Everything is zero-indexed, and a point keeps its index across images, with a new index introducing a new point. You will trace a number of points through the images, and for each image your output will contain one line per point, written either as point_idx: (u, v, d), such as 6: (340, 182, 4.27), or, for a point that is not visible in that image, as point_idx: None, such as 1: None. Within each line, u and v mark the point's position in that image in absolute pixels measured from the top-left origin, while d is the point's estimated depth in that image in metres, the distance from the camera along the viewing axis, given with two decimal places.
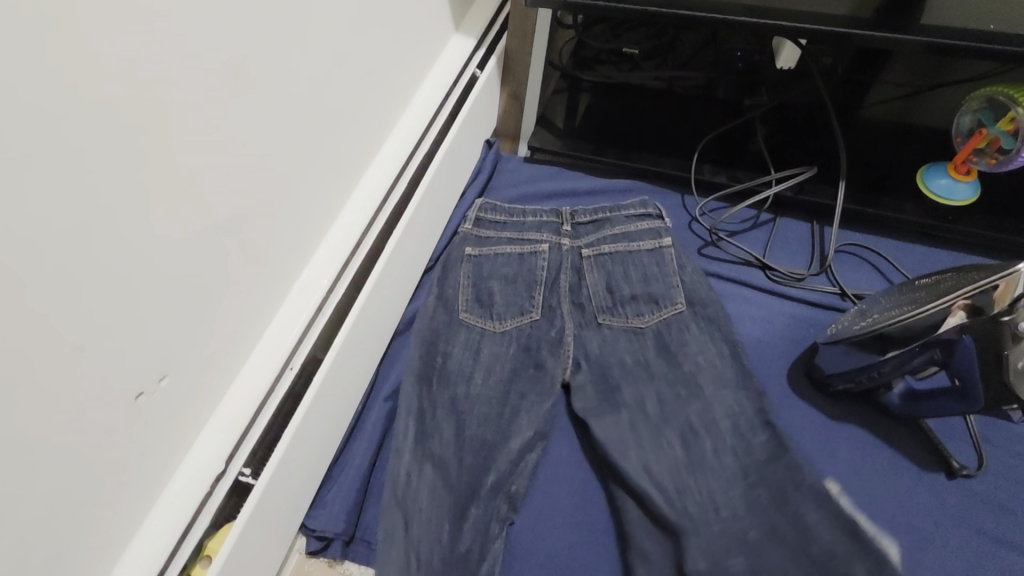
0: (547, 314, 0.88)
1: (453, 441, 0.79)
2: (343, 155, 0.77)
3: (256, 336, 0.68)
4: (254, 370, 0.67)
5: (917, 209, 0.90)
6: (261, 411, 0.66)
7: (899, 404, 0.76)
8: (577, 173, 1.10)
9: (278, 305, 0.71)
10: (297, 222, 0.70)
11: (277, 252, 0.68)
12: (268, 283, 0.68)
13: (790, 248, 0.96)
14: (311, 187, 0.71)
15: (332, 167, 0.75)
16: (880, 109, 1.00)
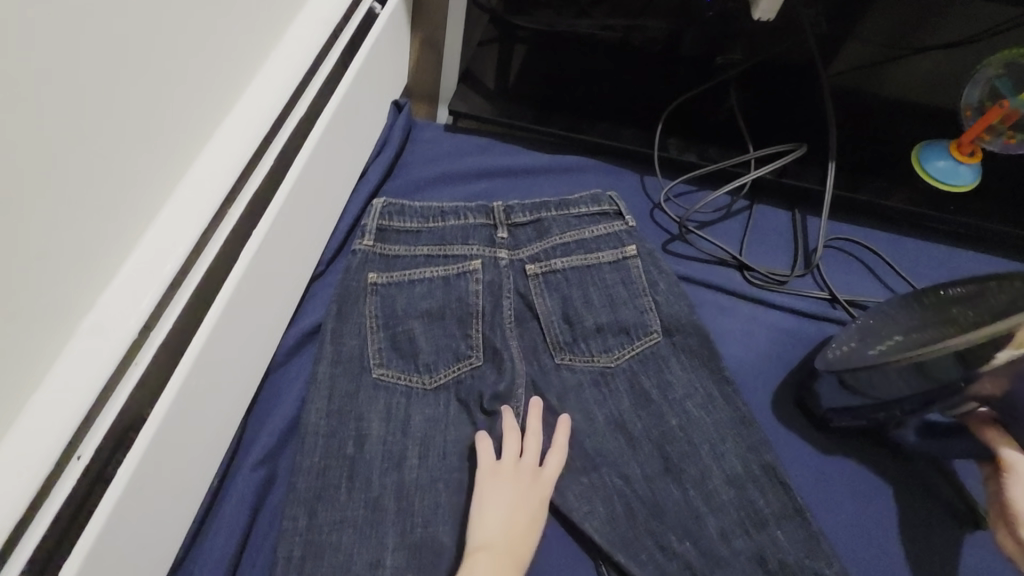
0: (489, 356, 0.69)
1: (360, 539, 0.60)
2: (161, 130, 0.51)
3: (11, 412, 0.44)
4: (16, 470, 0.43)
5: (914, 195, 0.77)
6: (29, 526, 0.44)
7: (915, 442, 0.65)
8: (512, 145, 0.87)
9: (52, 357, 0.47)
10: (78, 232, 0.45)
11: (38, 280, 0.43)
12: (24, 327, 0.43)
13: (770, 245, 0.78)
14: (99, 173, 0.45)
15: (140, 143, 0.49)
16: (846, 76, 0.83)
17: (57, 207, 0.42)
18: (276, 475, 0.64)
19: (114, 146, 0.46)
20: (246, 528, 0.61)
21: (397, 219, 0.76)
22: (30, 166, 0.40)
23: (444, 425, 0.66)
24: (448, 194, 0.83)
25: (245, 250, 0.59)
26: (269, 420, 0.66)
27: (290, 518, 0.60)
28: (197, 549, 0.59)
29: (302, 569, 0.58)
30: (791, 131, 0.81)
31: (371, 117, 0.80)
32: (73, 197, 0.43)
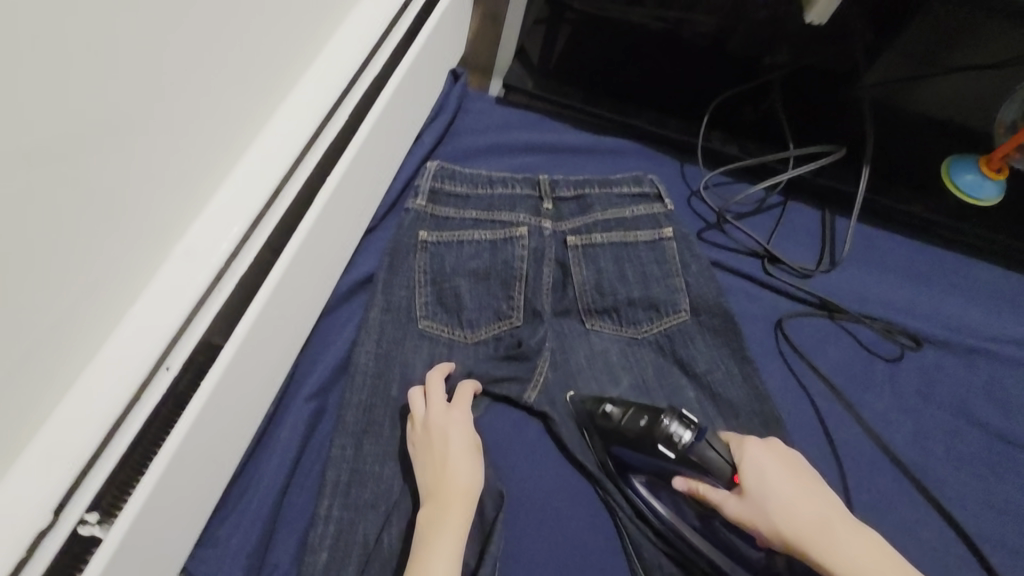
0: (528, 318, 0.74)
1: (400, 471, 0.65)
2: (253, 75, 0.55)
3: (113, 318, 0.49)
4: (120, 370, 0.48)
5: (938, 206, 0.81)
6: (126, 421, 0.49)
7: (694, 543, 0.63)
8: (560, 123, 0.90)
9: (149, 276, 0.51)
10: (180, 161, 0.50)
11: (147, 200, 0.47)
12: (135, 240, 0.48)
13: (797, 241, 0.82)
14: (201, 107, 0.50)
15: (236, 86, 0.53)
16: (879, 88, 0.85)
17: (168, 134, 0.47)
18: (325, 409, 0.69)
19: (216, 84, 0.51)
20: (297, 454, 0.65)
21: (448, 183, 0.80)
22: (156, 90, 0.45)
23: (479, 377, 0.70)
24: (497, 164, 0.87)
25: (318, 196, 0.64)
26: (322, 359, 0.71)
27: (338, 447, 0.65)
28: (252, 467, 0.65)
29: (346, 495, 0.63)
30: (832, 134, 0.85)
31: (432, 84, 0.83)
32: (182, 123, 0.48)
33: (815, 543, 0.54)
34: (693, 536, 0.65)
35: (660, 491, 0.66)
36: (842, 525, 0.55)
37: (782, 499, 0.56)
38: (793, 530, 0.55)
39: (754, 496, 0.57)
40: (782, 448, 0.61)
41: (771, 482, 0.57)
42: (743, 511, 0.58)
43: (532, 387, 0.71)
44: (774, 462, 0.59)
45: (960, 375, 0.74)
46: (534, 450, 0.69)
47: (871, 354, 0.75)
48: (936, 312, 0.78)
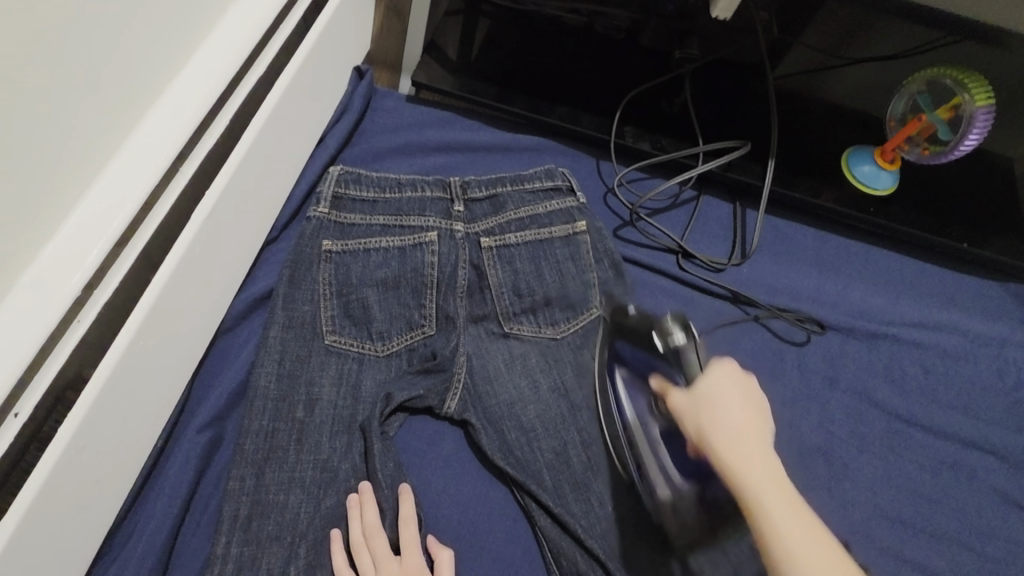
0: (442, 326, 0.71)
1: (307, 498, 0.62)
2: (109, 82, 0.50)
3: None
4: None
5: (841, 197, 0.84)
6: None
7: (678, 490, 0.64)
8: (473, 122, 0.88)
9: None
10: (17, 181, 0.44)
11: None
12: None
13: (710, 235, 0.83)
14: (37, 118, 0.44)
15: (88, 95, 0.48)
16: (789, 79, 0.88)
17: (1, 154, 0.42)
18: (222, 437, 0.64)
19: (60, 92, 0.45)
20: (191, 490, 0.60)
21: (353, 188, 0.76)
22: None
23: (391, 393, 0.66)
24: (408, 165, 0.83)
25: (199, 208, 0.58)
26: (218, 384, 0.66)
27: (237, 479, 0.61)
28: (140, 508, 0.59)
29: (248, 529, 0.59)
30: (742, 129, 0.86)
31: (332, 82, 0.78)
32: (13, 139, 0.43)
33: (724, 436, 0.53)
34: (645, 442, 0.66)
35: (638, 392, 0.68)
36: (770, 463, 0.52)
37: (732, 417, 0.54)
38: (716, 429, 0.53)
39: (697, 399, 0.56)
40: (758, 394, 0.57)
41: (722, 396, 0.55)
42: (683, 406, 0.57)
43: (451, 397, 0.68)
44: (736, 381, 0.57)
45: (862, 360, 0.78)
46: (452, 464, 0.67)
47: (780, 343, 0.78)
48: (841, 300, 0.81)
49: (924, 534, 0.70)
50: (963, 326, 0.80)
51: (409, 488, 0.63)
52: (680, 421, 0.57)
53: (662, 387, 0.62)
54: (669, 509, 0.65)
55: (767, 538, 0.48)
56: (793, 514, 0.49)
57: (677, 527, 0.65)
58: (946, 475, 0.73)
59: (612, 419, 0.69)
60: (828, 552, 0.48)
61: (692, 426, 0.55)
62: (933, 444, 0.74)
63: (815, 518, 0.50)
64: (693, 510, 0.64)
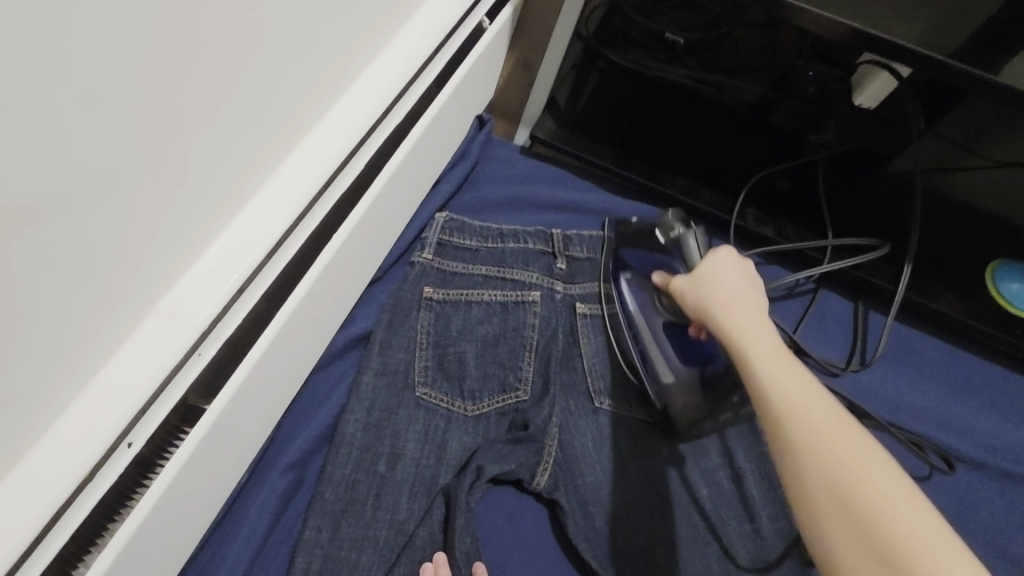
0: (536, 392, 0.68)
1: (378, 561, 0.59)
2: (265, 117, 0.51)
3: (74, 387, 0.42)
4: (74, 450, 0.41)
5: (984, 313, 0.76)
6: (74, 503, 0.42)
7: (676, 377, 0.67)
8: (584, 181, 0.86)
9: (124, 337, 0.45)
10: (175, 212, 0.45)
11: (130, 256, 0.42)
12: (111, 301, 0.42)
13: (827, 332, 0.77)
14: (201, 152, 0.45)
15: (245, 129, 0.49)
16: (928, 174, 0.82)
17: (163, 185, 0.42)
18: (303, 481, 0.62)
19: (222, 127, 0.46)
20: (266, 534, 0.59)
21: (457, 235, 0.75)
22: (150, 135, 0.39)
23: (482, 464, 0.63)
24: (516, 216, 0.82)
25: (326, 250, 0.59)
26: (306, 426, 0.64)
27: (314, 527, 0.59)
28: (213, 545, 0.58)
29: None
30: (878, 225, 0.80)
31: (457, 128, 0.79)
32: (178, 169, 0.43)
33: (720, 303, 0.54)
34: (651, 336, 0.69)
35: (643, 291, 0.70)
36: (778, 338, 0.51)
37: (737, 291, 0.55)
38: (714, 301, 0.55)
39: (698, 281, 0.58)
40: (758, 279, 0.58)
41: (723, 275, 0.57)
42: (686, 288, 0.59)
43: (542, 472, 0.64)
44: (736, 263, 0.58)
45: (995, 502, 0.69)
46: (528, 547, 0.63)
47: (900, 471, 0.69)
48: (974, 429, 0.72)
49: None
50: None
51: (485, 570, 0.60)
52: (681, 299, 0.60)
53: (664, 280, 0.65)
54: (673, 391, 0.67)
55: (785, 429, 0.42)
56: (786, 356, 0.48)
57: (680, 405, 0.67)
58: None
59: (618, 328, 0.71)
60: (849, 428, 0.43)
61: (692, 304, 0.58)
62: None
63: (834, 400, 0.45)
64: (694, 395, 0.67)
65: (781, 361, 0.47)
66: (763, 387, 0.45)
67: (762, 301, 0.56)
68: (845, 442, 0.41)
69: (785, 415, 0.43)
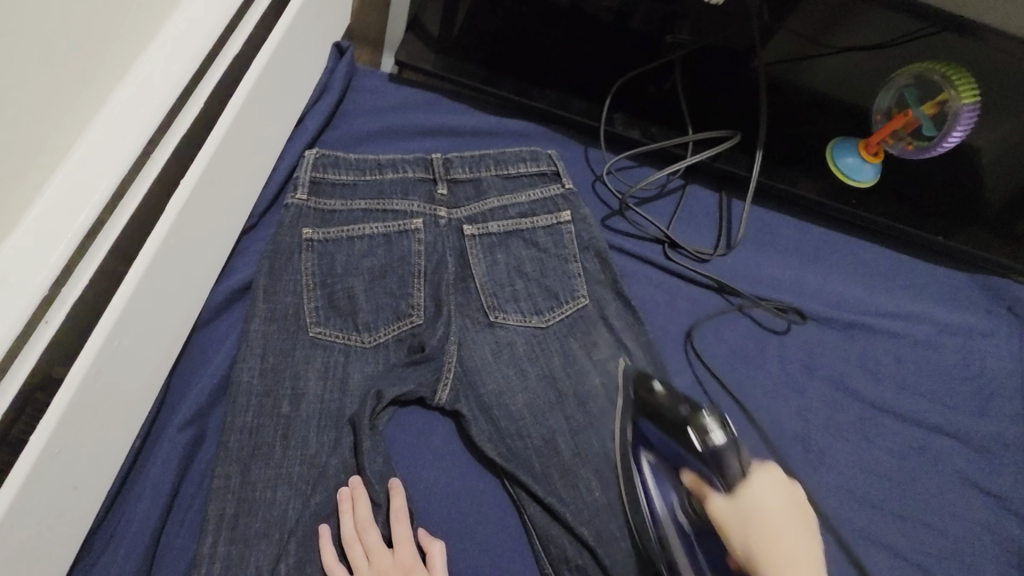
0: (430, 315, 0.70)
1: (295, 497, 0.61)
2: (66, 63, 0.47)
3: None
4: None
5: (825, 186, 0.85)
6: None
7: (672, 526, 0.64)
8: (456, 103, 0.85)
9: None
10: None
11: None
12: None
13: (696, 222, 0.84)
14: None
15: (43, 78, 0.45)
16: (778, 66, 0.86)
17: None
18: (204, 435, 0.62)
19: (14, 76, 0.42)
20: (173, 489, 0.59)
21: (332, 172, 0.73)
22: None
23: (381, 389, 0.65)
24: (391, 146, 0.80)
25: (170, 204, 0.55)
26: (197, 382, 0.64)
27: (221, 477, 0.59)
28: (120, 509, 0.58)
29: (234, 527, 0.58)
30: (732, 117, 0.85)
31: (312, 59, 0.75)
32: None
33: (774, 561, 0.54)
34: (676, 539, 0.64)
35: (666, 481, 0.65)
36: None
37: (773, 514, 0.58)
38: (758, 544, 0.56)
39: (745, 514, 0.58)
40: (807, 508, 0.60)
41: (773, 504, 0.58)
42: (725, 510, 0.59)
43: (442, 388, 0.67)
44: (782, 492, 0.60)
45: (840, 347, 0.80)
46: (442, 456, 0.67)
47: (761, 334, 0.79)
48: (822, 289, 0.82)
49: (892, 515, 0.73)
50: (933, 316, 0.83)
51: (400, 483, 0.64)
52: (722, 527, 0.59)
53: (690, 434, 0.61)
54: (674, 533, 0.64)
55: None
56: (813, 540, 0.57)
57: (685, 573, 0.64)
58: (914, 459, 0.76)
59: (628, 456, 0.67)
60: None
61: (738, 541, 0.58)
62: (904, 430, 0.77)
63: None
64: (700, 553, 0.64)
65: None
66: None
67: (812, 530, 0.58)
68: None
69: None
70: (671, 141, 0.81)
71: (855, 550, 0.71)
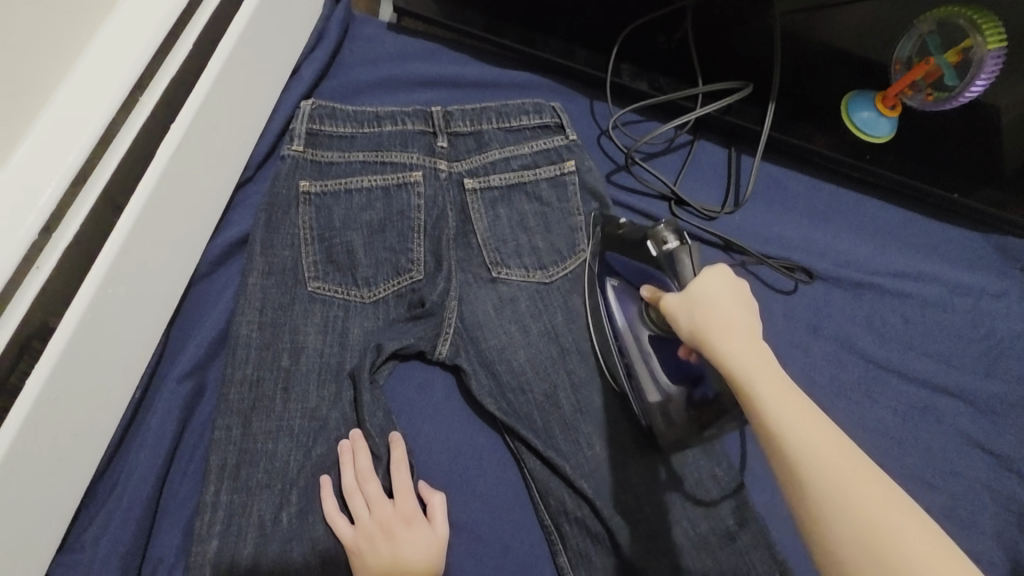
0: (430, 270, 0.69)
1: (296, 448, 0.61)
2: None
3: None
4: None
5: (837, 141, 0.82)
6: None
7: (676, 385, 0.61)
8: (458, 54, 0.82)
9: None
10: None
11: None
12: None
13: (704, 179, 0.82)
14: None
15: None
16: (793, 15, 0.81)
17: None
18: (205, 387, 0.62)
19: None
20: (175, 439, 0.59)
21: (329, 124, 0.70)
22: None
23: (381, 343, 0.65)
24: (390, 97, 0.78)
25: (160, 151, 0.54)
26: (195, 335, 0.63)
27: (222, 428, 0.60)
28: (122, 458, 0.58)
29: (236, 477, 0.59)
30: (744, 69, 0.82)
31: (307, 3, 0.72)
32: None
33: (730, 340, 0.46)
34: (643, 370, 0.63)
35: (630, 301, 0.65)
36: (789, 387, 0.44)
37: (734, 319, 0.48)
38: (710, 329, 0.47)
39: (693, 302, 0.49)
40: (754, 301, 0.50)
41: (716, 298, 0.49)
42: (677, 304, 0.51)
43: (442, 342, 0.67)
44: (727, 287, 0.50)
45: (847, 307, 0.79)
46: (443, 410, 0.67)
47: (767, 293, 0.78)
48: (832, 248, 0.81)
49: (895, 474, 0.73)
50: (944, 276, 0.81)
51: (400, 437, 0.63)
52: (673, 322, 0.51)
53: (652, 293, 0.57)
54: (657, 410, 0.62)
55: (814, 526, 0.39)
56: (768, 353, 0.47)
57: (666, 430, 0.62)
58: (918, 420, 0.76)
59: (608, 350, 0.67)
60: (867, 475, 0.40)
61: (687, 329, 0.49)
62: (909, 390, 0.77)
63: (825, 415, 0.43)
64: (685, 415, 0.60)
65: (802, 411, 0.42)
66: (817, 492, 0.39)
67: (758, 324, 0.49)
68: (877, 501, 0.38)
69: (828, 531, 0.38)
70: (683, 94, 0.78)
71: None
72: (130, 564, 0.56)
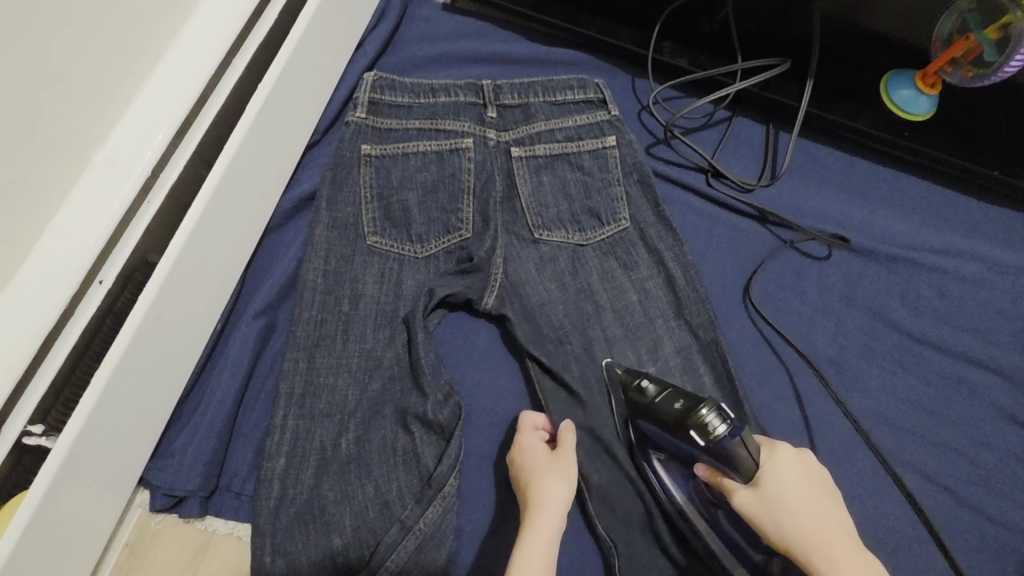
0: (478, 229, 0.74)
1: (355, 383, 0.67)
2: None
3: (37, 228, 0.49)
4: (51, 284, 0.49)
5: (875, 118, 0.84)
6: (64, 332, 0.50)
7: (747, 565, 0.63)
8: (508, 33, 0.87)
9: (72, 182, 0.51)
10: (89, 61, 0.49)
11: (59, 102, 0.47)
12: (49, 147, 0.48)
13: (741, 153, 0.84)
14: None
15: None
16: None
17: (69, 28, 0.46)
18: (276, 325, 0.69)
19: None
20: (250, 369, 0.67)
21: (389, 93, 0.76)
22: None
23: (433, 291, 0.71)
24: (445, 72, 0.83)
25: (248, 108, 0.60)
26: (268, 279, 0.70)
27: (291, 360, 0.66)
28: (204, 383, 0.66)
29: (302, 405, 0.65)
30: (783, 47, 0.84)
31: None
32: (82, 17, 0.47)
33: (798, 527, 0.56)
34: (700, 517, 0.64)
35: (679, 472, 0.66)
36: (852, 547, 0.55)
37: (796, 503, 0.57)
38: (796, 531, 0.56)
39: (769, 504, 0.57)
40: (820, 472, 0.60)
41: (786, 484, 0.58)
42: (749, 502, 0.58)
43: (488, 294, 0.72)
44: (796, 469, 0.59)
45: (881, 280, 0.80)
46: (487, 358, 0.72)
47: (800, 263, 0.80)
48: (868, 223, 0.82)
49: (925, 441, 0.74)
50: (982, 253, 0.82)
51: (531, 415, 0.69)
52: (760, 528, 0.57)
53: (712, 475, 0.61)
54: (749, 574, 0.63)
55: None
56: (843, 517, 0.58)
57: None
58: (951, 391, 0.77)
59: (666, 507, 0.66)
60: None
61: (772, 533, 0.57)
62: (942, 362, 0.78)
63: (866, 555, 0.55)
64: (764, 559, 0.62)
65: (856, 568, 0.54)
66: None
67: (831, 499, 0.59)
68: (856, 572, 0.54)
69: None
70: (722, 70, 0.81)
71: (884, 473, 0.73)
72: (210, 475, 0.64)
